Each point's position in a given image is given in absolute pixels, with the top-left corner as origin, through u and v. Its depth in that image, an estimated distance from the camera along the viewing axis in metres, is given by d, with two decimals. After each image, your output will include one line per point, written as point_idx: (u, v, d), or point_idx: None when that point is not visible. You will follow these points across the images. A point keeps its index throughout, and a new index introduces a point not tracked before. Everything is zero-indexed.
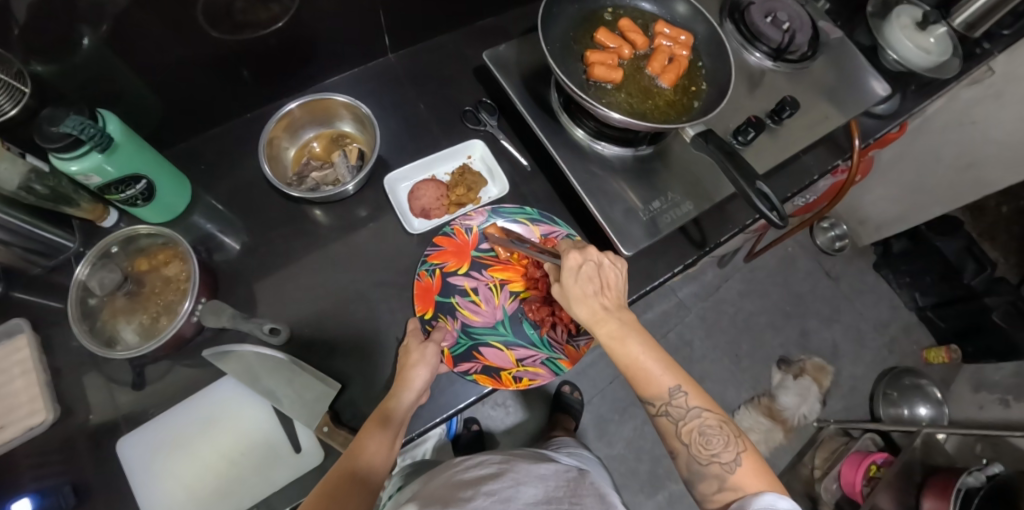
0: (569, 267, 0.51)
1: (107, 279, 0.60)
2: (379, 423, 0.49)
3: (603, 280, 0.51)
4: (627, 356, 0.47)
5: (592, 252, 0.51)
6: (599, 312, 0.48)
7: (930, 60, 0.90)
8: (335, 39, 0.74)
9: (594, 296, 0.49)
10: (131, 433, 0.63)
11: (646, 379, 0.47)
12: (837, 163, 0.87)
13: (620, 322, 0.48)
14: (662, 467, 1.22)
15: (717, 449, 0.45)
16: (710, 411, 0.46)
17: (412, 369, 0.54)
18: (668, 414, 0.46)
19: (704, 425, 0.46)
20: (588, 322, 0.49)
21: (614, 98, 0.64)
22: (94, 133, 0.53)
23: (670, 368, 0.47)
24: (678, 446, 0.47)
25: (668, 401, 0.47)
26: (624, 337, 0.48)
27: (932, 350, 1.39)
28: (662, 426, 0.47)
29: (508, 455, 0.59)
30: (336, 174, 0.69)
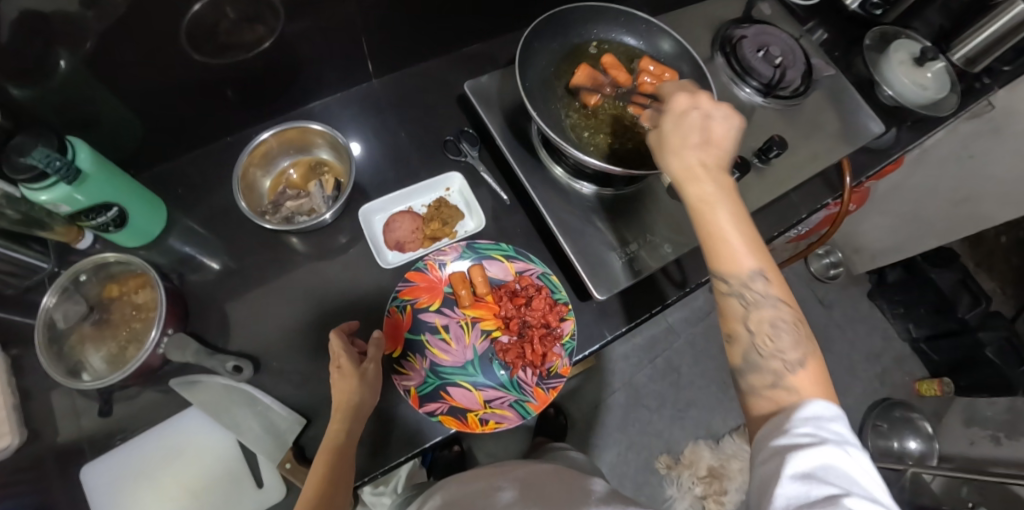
0: (673, 110, 0.47)
1: (71, 310, 0.60)
2: (330, 458, 0.49)
3: (712, 138, 0.45)
4: (710, 216, 0.43)
5: (705, 99, 0.46)
6: (696, 166, 0.44)
7: (927, 96, 0.89)
8: (320, 64, 0.74)
9: (698, 150, 0.44)
10: (95, 460, 0.65)
11: (731, 249, 0.42)
12: (827, 201, 0.85)
13: (715, 183, 0.44)
14: (645, 493, 1.20)
15: (784, 346, 0.42)
16: (786, 307, 0.43)
17: (355, 394, 0.52)
18: (742, 296, 0.43)
19: (778, 318, 0.43)
20: (680, 174, 0.44)
21: (593, 139, 0.62)
22: (61, 165, 0.52)
23: (756, 249, 0.43)
24: (740, 330, 0.43)
25: (747, 283, 0.43)
26: (717, 197, 0.43)
27: (924, 382, 1.37)
28: (729, 305, 0.43)
29: (495, 465, 0.67)
30: (312, 204, 0.69)
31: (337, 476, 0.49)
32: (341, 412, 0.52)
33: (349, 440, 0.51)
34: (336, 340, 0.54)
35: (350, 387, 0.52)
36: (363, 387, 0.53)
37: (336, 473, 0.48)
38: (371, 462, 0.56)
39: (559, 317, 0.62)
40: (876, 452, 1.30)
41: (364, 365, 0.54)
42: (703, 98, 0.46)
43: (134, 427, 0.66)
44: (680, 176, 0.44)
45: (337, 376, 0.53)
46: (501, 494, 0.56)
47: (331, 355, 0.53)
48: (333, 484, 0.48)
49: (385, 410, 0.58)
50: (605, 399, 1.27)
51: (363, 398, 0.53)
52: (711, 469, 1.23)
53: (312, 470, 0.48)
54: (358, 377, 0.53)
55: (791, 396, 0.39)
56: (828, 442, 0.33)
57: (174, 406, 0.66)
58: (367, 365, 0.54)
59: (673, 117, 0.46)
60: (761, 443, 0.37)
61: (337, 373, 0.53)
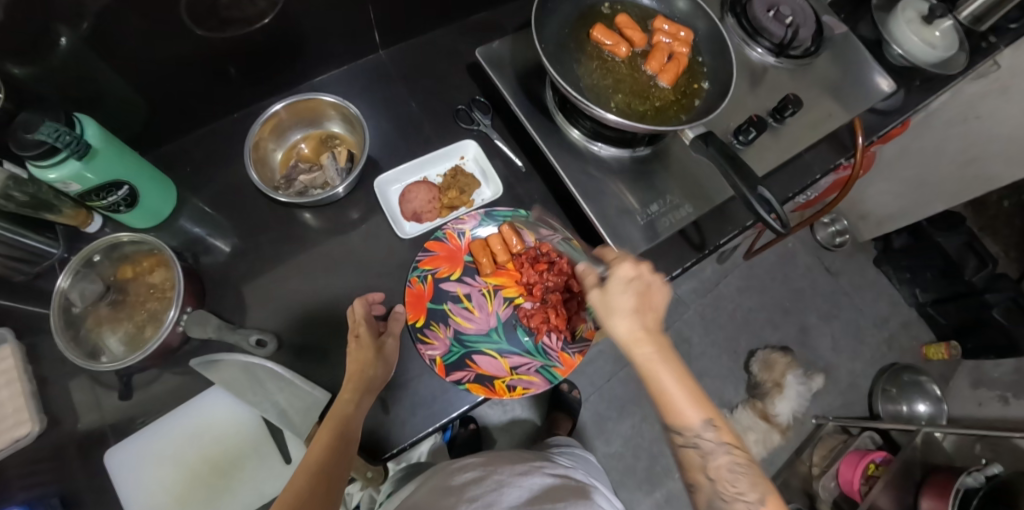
0: (616, 278, 0.45)
1: (88, 290, 0.59)
2: (338, 428, 0.47)
3: (649, 303, 0.45)
4: (660, 382, 0.41)
5: (644, 269, 0.46)
6: (639, 331, 0.43)
7: (936, 54, 0.88)
8: (325, 36, 0.72)
9: (637, 315, 0.44)
10: (120, 443, 0.64)
11: (681, 409, 0.41)
12: (840, 161, 0.84)
13: (657, 345, 0.43)
14: (660, 464, 1.21)
15: (743, 489, 0.40)
16: (738, 449, 0.42)
17: (369, 367, 0.52)
18: (697, 447, 0.41)
19: (734, 462, 0.41)
20: (625, 340, 0.43)
21: (612, 98, 0.62)
22: (72, 139, 0.51)
23: (700, 398, 0.42)
24: (701, 479, 0.41)
25: (699, 434, 0.41)
26: (662, 364, 0.42)
27: (932, 347, 1.38)
28: (688, 461, 0.41)
29: (500, 455, 0.65)
30: (325, 176, 0.67)
31: (343, 446, 0.46)
32: (353, 383, 0.51)
33: (357, 413, 0.50)
34: (359, 309, 0.55)
35: (365, 359, 0.52)
36: (379, 361, 0.53)
37: (343, 443, 0.46)
38: (399, 433, 0.54)
39: (582, 281, 0.61)
40: (885, 416, 1.31)
41: (383, 338, 0.55)
42: (640, 267, 0.45)
43: (155, 409, 0.65)
44: (623, 344, 0.43)
45: (355, 346, 0.54)
46: (509, 487, 0.55)
47: (351, 324, 0.54)
48: (340, 452, 0.45)
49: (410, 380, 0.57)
50: (617, 373, 1.28)
51: (377, 372, 0.53)
52: None
53: (318, 438, 0.46)
54: (374, 350, 0.53)
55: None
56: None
57: (194, 386, 0.66)
58: (385, 339, 0.55)
59: (617, 282, 0.45)
60: None
61: (355, 344, 0.53)
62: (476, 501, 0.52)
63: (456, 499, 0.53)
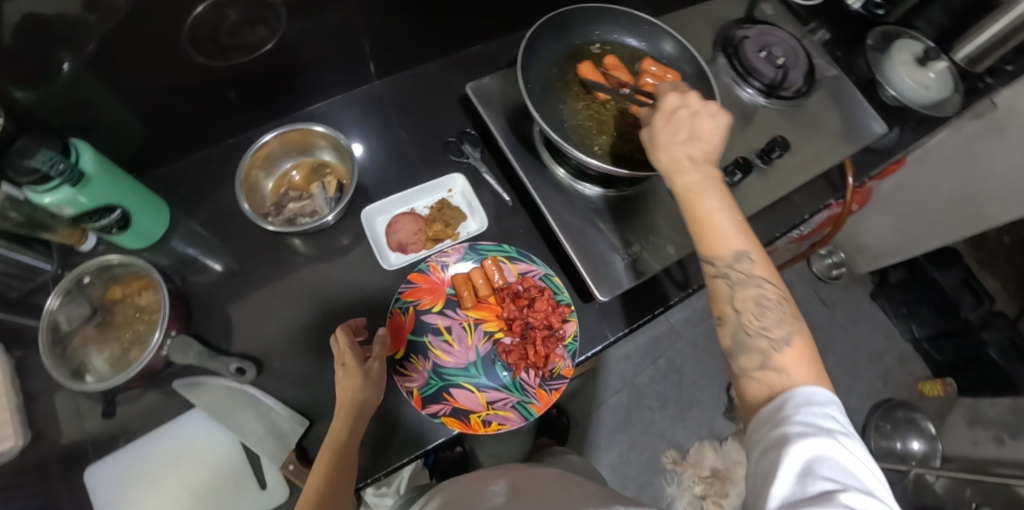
0: (663, 109, 0.51)
1: (75, 313, 0.61)
2: (332, 456, 0.49)
3: (702, 133, 0.49)
4: (697, 208, 0.46)
5: (694, 99, 0.50)
6: (681, 159, 0.48)
7: (930, 96, 0.89)
8: (322, 65, 0.74)
9: (684, 143, 0.49)
10: (99, 461, 0.65)
11: (713, 234, 0.44)
12: (830, 201, 0.84)
13: (699, 175, 0.47)
14: (648, 494, 1.20)
15: (767, 323, 0.42)
16: (772, 287, 0.43)
17: (358, 393, 0.52)
18: (727, 276, 0.43)
19: (763, 296, 0.43)
20: (668, 166, 0.48)
21: (596, 140, 0.62)
22: (65, 167, 0.52)
23: (739, 231, 0.44)
24: (728, 311, 0.44)
25: (731, 264, 0.44)
26: (702, 191, 0.46)
27: (927, 383, 1.36)
28: (716, 288, 0.44)
29: (495, 469, 0.64)
30: (314, 205, 0.69)
31: (340, 474, 0.49)
32: (344, 410, 0.52)
33: (352, 438, 0.51)
34: (343, 338, 0.54)
35: (353, 386, 0.52)
36: (368, 385, 0.53)
37: (338, 471, 0.48)
38: (376, 464, 0.56)
39: (562, 318, 0.62)
40: (879, 452, 1.30)
41: (369, 363, 0.54)
42: (688, 98, 0.51)
43: (139, 428, 0.67)
44: (666, 169, 0.48)
45: (342, 374, 0.54)
46: (504, 495, 0.56)
47: (336, 355, 0.54)
48: (336, 483, 0.48)
49: (387, 412, 0.58)
50: (607, 399, 1.27)
51: (367, 397, 0.53)
52: (714, 471, 1.23)
53: (314, 470, 0.48)
54: (361, 376, 0.53)
55: (780, 377, 0.38)
56: (825, 431, 0.33)
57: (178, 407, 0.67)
58: (371, 364, 0.54)
59: (662, 113, 0.51)
60: (754, 432, 0.37)
61: (343, 372, 0.53)
62: None
63: None
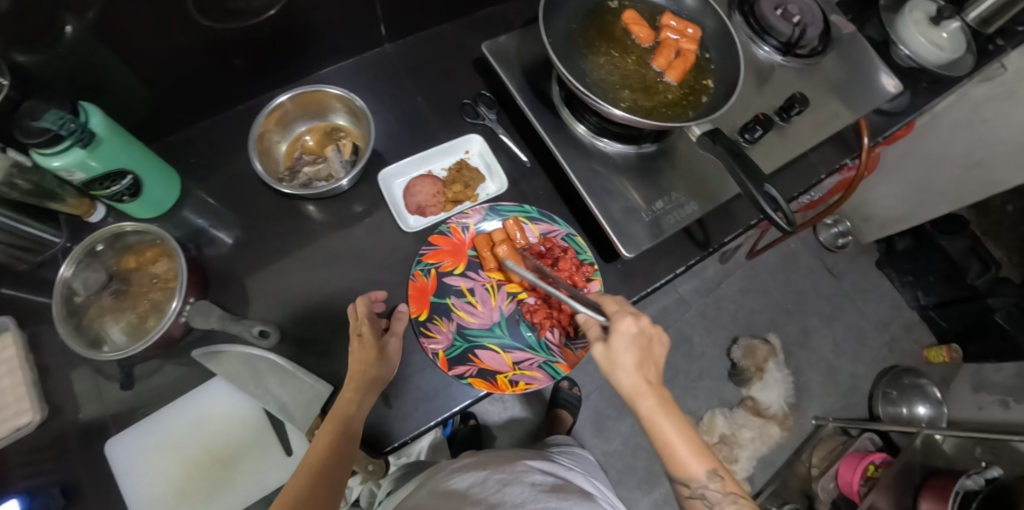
0: (621, 332, 0.47)
1: (91, 279, 0.59)
2: (339, 428, 0.49)
3: (650, 357, 0.48)
4: (663, 435, 0.45)
5: (646, 323, 0.48)
6: (642, 389, 0.46)
7: (944, 57, 0.88)
8: (331, 29, 0.72)
9: (641, 367, 0.46)
10: (121, 433, 0.63)
11: (683, 460, 0.45)
12: (845, 162, 0.84)
13: (659, 400, 0.46)
14: (659, 464, 1.21)
15: None
16: (740, 497, 0.45)
17: (371, 367, 0.52)
18: (704, 496, 0.45)
19: (738, 509, 0.45)
20: (629, 394, 0.46)
21: (618, 94, 0.61)
22: (76, 127, 0.51)
23: (704, 452, 0.46)
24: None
25: (705, 485, 0.45)
26: (663, 416, 0.45)
27: (932, 350, 1.38)
28: (693, 505, 0.46)
29: (496, 456, 0.64)
30: (330, 169, 0.68)
31: (343, 447, 0.48)
32: (354, 382, 0.51)
33: (359, 414, 0.51)
34: (361, 307, 0.55)
35: (367, 358, 0.52)
36: (381, 361, 0.53)
37: (343, 444, 0.48)
38: (401, 426, 0.55)
39: (586, 278, 0.61)
40: (885, 418, 1.31)
41: (385, 338, 0.55)
42: (642, 323, 0.47)
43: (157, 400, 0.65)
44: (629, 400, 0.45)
45: (357, 345, 0.53)
46: (512, 488, 0.53)
47: (353, 323, 0.54)
48: (338, 454, 0.47)
49: (412, 374, 0.57)
50: None
51: (380, 371, 0.53)
52: (723, 437, 1.26)
53: (319, 436, 0.48)
54: (377, 350, 0.53)
55: None
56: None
57: (197, 377, 0.66)
58: (388, 339, 0.55)
59: (620, 337, 0.46)
60: None
61: (357, 343, 0.53)
62: (479, 503, 0.51)
63: (460, 501, 0.51)
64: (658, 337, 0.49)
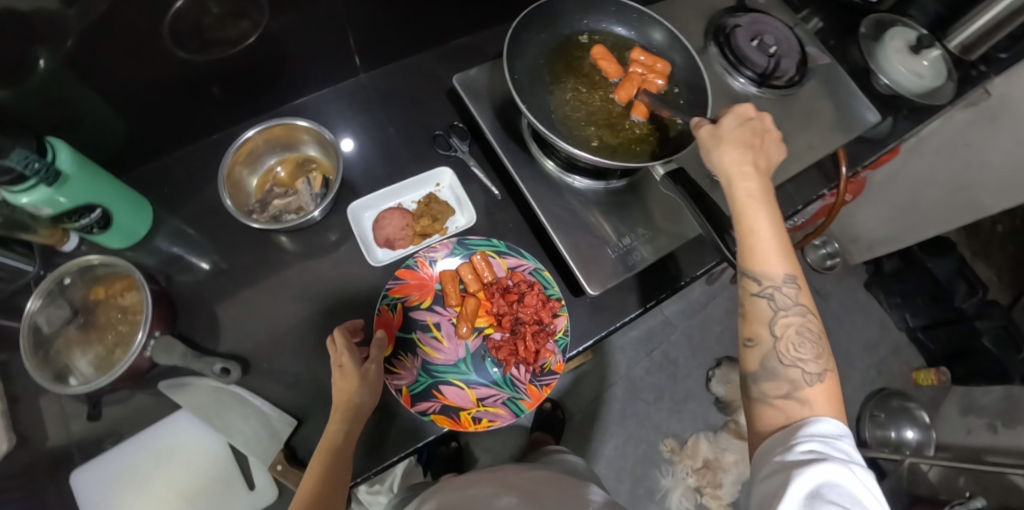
0: (736, 112, 0.50)
1: (54, 315, 0.60)
2: (327, 459, 0.48)
3: (763, 151, 0.48)
4: (753, 221, 0.44)
5: (765, 117, 0.50)
6: (745, 165, 0.46)
7: (924, 85, 0.87)
8: (306, 59, 0.72)
9: (748, 152, 0.47)
10: (85, 465, 0.65)
11: (764, 252, 0.43)
12: (823, 192, 0.84)
13: (760, 187, 0.46)
14: (643, 487, 1.20)
15: (805, 353, 0.41)
16: (812, 317, 0.43)
17: (355, 395, 0.51)
18: (771, 298, 0.42)
19: (803, 326, 0.42)
20: (730, 170, 0.46)
21: (584, 132, 0.61)
22: (41, 167, 0.51)
23: (788, 254, 0.43)
24: (764, 333, 0.43)
25: (778, 287, 0.43)
26: (760, 202, 0.44)
27: (921, 372, 1.37)
28: (756, 305, 0.43)
29: (487, 472, 0.61)
30: (299, 202, 0.68)
31: (334, 476, 0.48)
32: (340, 412, 0.51)
33: (347, 443, 0.50)
34: (339, 339, 0.53)
35: (350, 387, 0.51)
36: (364, 387, 0.52)
37: (333, 474, 0.47)
38: (364, 463, 0.55)
39: (553, 313, 0.61)
40: (872, 442, 1.30)
41: (366, 365, 0.54)
42: (761, 116, 0.49)
43: (127, 429, 0.65)
44: (730, 173, 0.46)
45: (338, 376, 0.53)
46: (500, 499, 0.52)
47: (334, 355, 0.53)
48: (329, 485, 0.47)
49: (376, 411, 0.57)
50: (602, 392, 1.27)
51: (363, 398, 0.52)
52: (706, 461, 1.23)
53: (309, 470, 0.48)
54: (359, 377, 0.52)
55: (802, 408, 0.39)
56: (834, 459, 0.33)
57: (164, 408, 0.66)
58: (369, 366, 0.54)
59: (733, 118, 0.49)
60: (765, 455, 0.37)
61: (339, 373, 0.53)
62: None
63: None
64: (772, 137, 0.50)
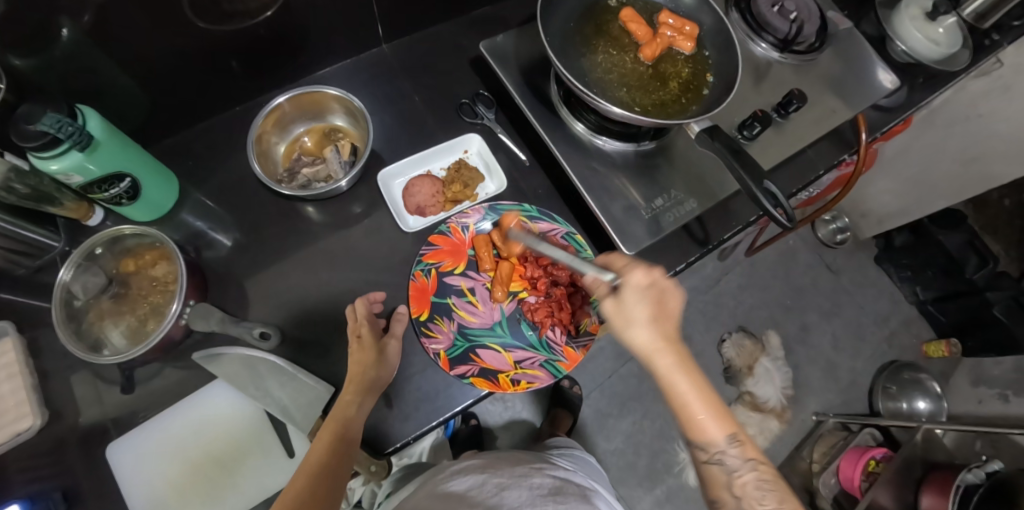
0: (632, 286, 0.42)
1: (91, 283, 0.58)
2: (337, 430, 0.48)
3: (669, 312, 0.42)
4: (681, 396, 0.40)
5: (659, 274, 0.43)
6: (658, 342, 0.40)
7: (941, 52, 0.87)
8: (328, 29, 0.72)
9: (657, 324, 0.41)
10: (121, 437, 0.64)
11: (702, 423, 0.40)
12: (843, 158, 0.84)
13: (677, 357, 0.40)
14: (660, 461, 1.21)
15: (770, 505, 0.39)
16: (763, 464, 0.40)
17: (370, 370, 0.52)
18: (722, 462, 0.40)
19: (759, 479, 0.40)
20: (643, 352, 0.40)
21: (615, 93, 0.61)
22: (74, 130, 0.50)
23: (722, 414, 0.40)
24: (725, 496, 0.40)
25: (723, 449, 0.40)
26: (682, 375, 0.40)
27: (932, 344, 1.38)
28: (709, 473, 0.40)
29: (498, 457, 0.63)
30: (328, 170, 0.68)
31: (342, 449, 0.47)
32: (354, 384, 0.51)
33: (360, 414, 0.50)
34: (360, 309, 0.56)
35: (365, 361, 0.52)
36: (379, 362, 0.53)
37: (342, 446, 0.47)
38: (404, 426, 0.55)
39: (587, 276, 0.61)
40: (885, 413, 1.31)
41: (385, 339, 0.56)
42: (654, 276, 0.43)
43: (157, 404, 0.65)
44: (643, 357, 0.40)
45: (356, 347, 0.54)
46: (509, 492, 0.53)
47: (351, 326, 0.55)
48: (338, 456, 0.47)
49: (413, 374, 0.57)
50: (618, 370, 1.28)
51: (378, 373, 0.53)
52: None
53: (318, 440, 0.48)
54: (375, 351, 0.54)
55: None
56: None
57: (197, 379, 0.65)
58: (388, 341, 0.55)
59: (632, 291, 0.42)
60: None
61: (357, 345, 0.54)
62: (476, 505, 0.50)
63: (456, 502, 0.51)
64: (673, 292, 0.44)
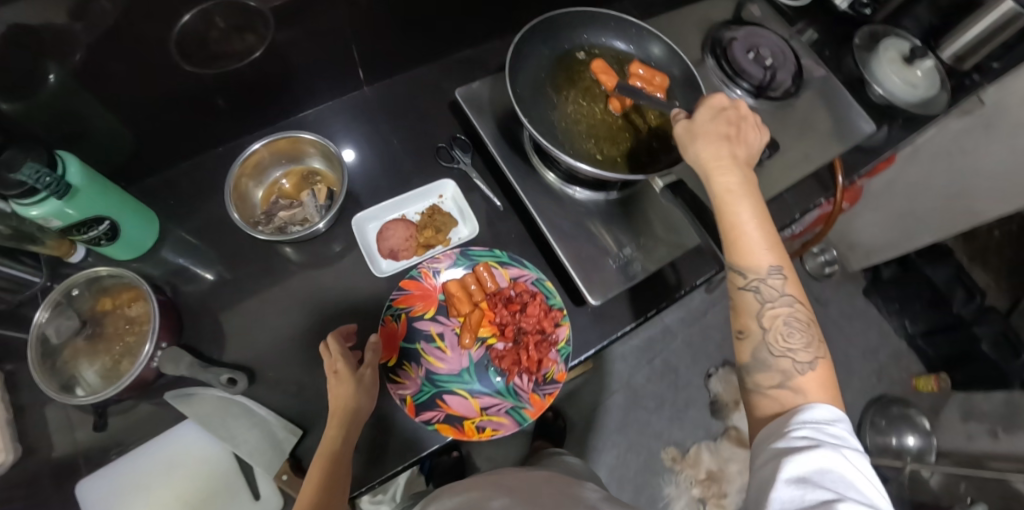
0: (708, 106, 0.50)
1: (64, 326, 0.60)
2: (328, 463, 0.49)
3: (741, 139, 0.49)
4: (734, 217, 0.44)
5: (740, 106, 0.50)
6: (722, 157, 0.47)
7: (918, 95, 0.89)
8: (311, 72, 0.74)
9: (726, 145, 0.48)
10: (92, 476, 0.64)
11: (750, 243, 0.44)
12: (820, 201, 0.85)
13: (741, 179, 0.46)
14: (645, 495, 1.20)
15: (793, 342, 0.42)
16: (801, 307, 0.43)
17: (351, 399, 0.52)
18: (758, 289, 0.43)
19: (792, 316, 0.43)
20: (708, 164, 0.47)
21: (583, 145, 0.63)
22: (52, 180, 0.52)
23: (775, 246, 0.43)
24: (753, 325, 0.43)
25: (763, 278, 0.43)
26: (742, 195, 0.45)
27: (921, 378, 1.37)
28: (743, 298, 0.43)
29: (489, 474, 0.58)
30: (305, 213, 0.69)
31: (333, 485, 0.48)
32: (338, 417, 0.51)
33: (346, 446, 0.51)
34: (334, 344, 0.54)
35: (347, 390, 0.51)
36: (361, 390, 0.53)
37: (331, 479, 0.48)
38: (369, 472, 0.56)
39: (555, 323, 0.62)
40: (873, 448, 1.31)
41: (362, 369, 0.54)
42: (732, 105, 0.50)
43: (131, 440, 0.65)
44: (708, 168, 0.47)
45: (334, 381, 0.53)
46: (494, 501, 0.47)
47: (328, 360, 0.53)
48: (329, 493, 0.48)
49: (379, 420, 0.58)
50: (604, 400, 1.27)
51: (359, 403, 0.52)
52: (710, 472, 1.23)
53: (309, 476, 0.49)
54: (354, 381, 0.53)
55: (795, 396, 0.40)
56: (823, 446, 0.35)
57: (171, 417, 0.66)
58: (365, 370, 0.54)
59: (706, 111, 0.50)
60: (762, 443, 0.38)
61: (334, 379, 0.53)
62: None
63: None
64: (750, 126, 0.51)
